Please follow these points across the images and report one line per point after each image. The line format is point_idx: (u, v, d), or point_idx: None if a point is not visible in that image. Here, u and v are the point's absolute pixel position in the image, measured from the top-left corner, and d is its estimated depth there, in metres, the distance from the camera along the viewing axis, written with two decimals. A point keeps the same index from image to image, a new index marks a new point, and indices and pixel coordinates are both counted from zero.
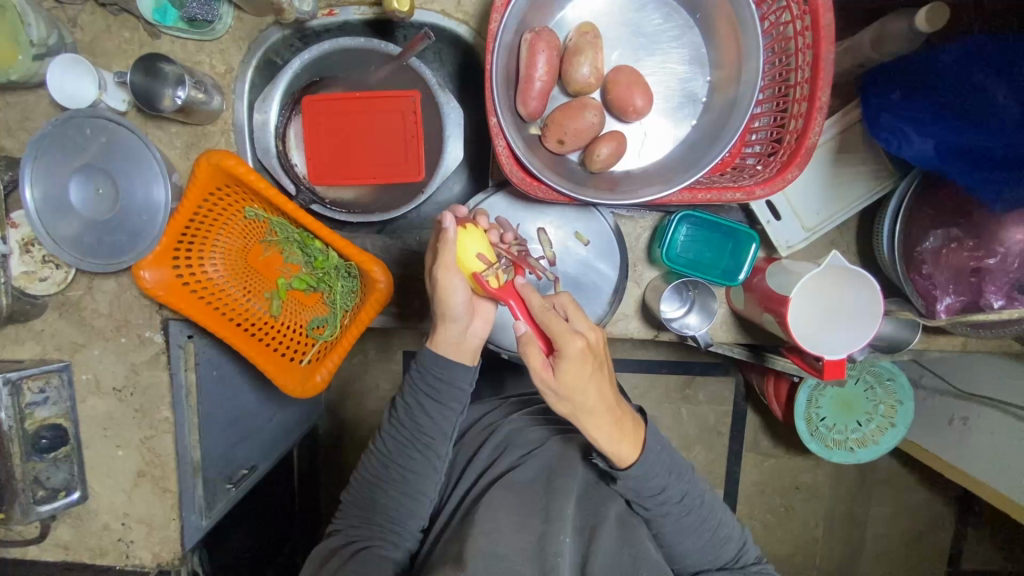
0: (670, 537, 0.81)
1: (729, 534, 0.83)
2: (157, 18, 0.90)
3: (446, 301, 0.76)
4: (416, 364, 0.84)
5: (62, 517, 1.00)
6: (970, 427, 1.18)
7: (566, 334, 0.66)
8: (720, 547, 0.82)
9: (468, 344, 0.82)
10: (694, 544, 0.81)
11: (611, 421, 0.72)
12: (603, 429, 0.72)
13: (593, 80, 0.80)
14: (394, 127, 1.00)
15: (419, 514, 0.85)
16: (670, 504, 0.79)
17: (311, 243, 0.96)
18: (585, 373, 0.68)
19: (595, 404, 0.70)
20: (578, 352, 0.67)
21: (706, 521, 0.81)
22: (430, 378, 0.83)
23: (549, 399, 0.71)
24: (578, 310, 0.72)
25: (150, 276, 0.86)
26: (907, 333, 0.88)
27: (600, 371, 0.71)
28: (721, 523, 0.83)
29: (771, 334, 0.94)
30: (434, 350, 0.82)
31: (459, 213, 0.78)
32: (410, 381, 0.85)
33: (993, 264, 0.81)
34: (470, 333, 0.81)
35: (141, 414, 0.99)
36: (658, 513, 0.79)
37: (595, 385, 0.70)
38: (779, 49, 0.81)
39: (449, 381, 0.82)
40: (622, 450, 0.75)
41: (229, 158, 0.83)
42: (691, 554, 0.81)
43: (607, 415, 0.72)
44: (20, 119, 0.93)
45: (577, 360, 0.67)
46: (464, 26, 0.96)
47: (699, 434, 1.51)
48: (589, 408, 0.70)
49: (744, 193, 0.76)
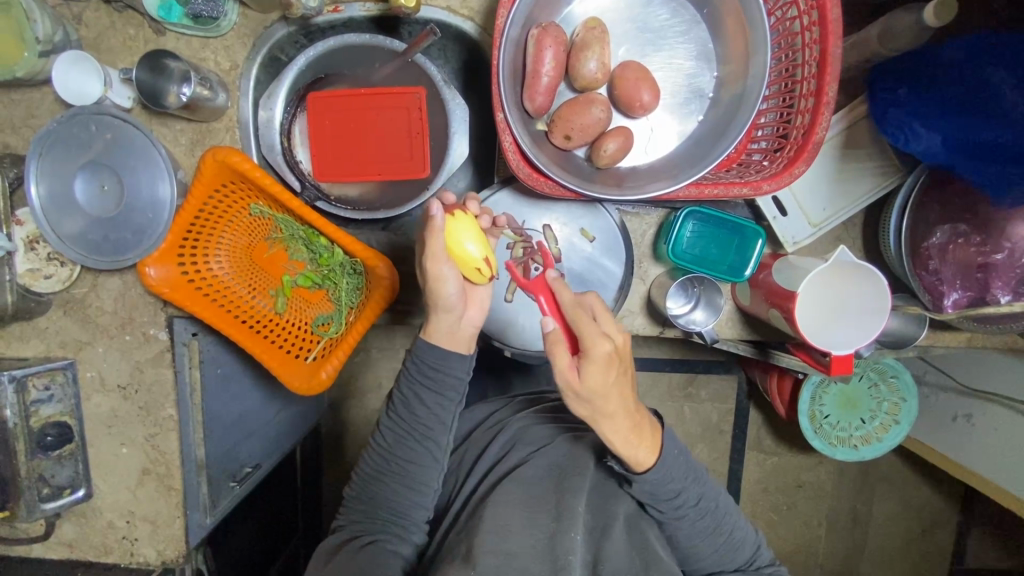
0: (684, 540, 0.81)
1: (743, 538, 0.83)
2: (162, 14, 0.89)
3: (438, 292, 0.76)
4: (411, 355, 0.84)
5: (67, 515, 1.00)
6: (975, 424, 1.18)
7: (596, 336, 0.66)
8: (734, 550, 0.81)
9: (462, 333, 0.82)
10: (708, 547, 0.80)
11: (629, 425, 0.72)
12: (620, 433, 0.72)
13: (600, 76, 0.80)
14: (399, 124, 1.00)
15: (424, 506, 0.85)
16: (686, 508, 0.79)
17: (317, 240, 0.97)
18: (609, 378, 0.67)
19: (616, 409, 0.70)
20: (605, 355, 0.66)
21: (722, 524, 0.81)
22: (424, 368, 0.82)
23: (570, 402, 0.70)
24: (605, 312, 0.71)
25: (155, 273, 0.86)
26: (914, 329, 0.88)
27: (623, 377, 0.70)
28: (735, 526, 0.82)
29: (776, 330, 0.94)
30: (428, 340, 0.81)
31: (447, 200, 0.79)
32: (406, 374, 0.84)
33: (1000, 259, 0.81)
34: (464, 322, 0.81)
35: (146, 412, 0.99)
36: (673, 516, 0.79)
37: (618, 389, 0.69)
38: (786, 45, 0.81)
39: (446, 372, 0.82)
40: (641, 454, 0.74)
41: (234, 154, 0.83)
42: (706, 558, 0.81)
43: (625, 419, 0.71)
44: (24, 116, 0.93)
45: (603, 364, 0.67)
46: (470, 22, 0.96)
47: (702, 432, 1.51)
48: (609, 413, 0.70)
49: (750, 188, 0.76)
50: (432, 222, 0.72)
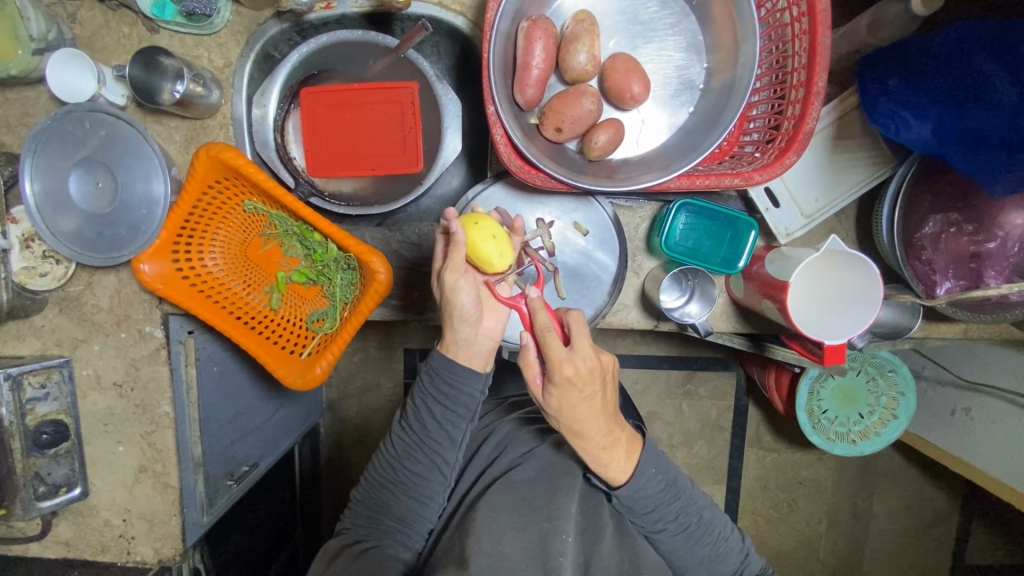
0: (669, 552, 0.80)
1: (729, 548, 0.82)
2: (155, 12, 0.90)
3: (452, 303, 0.75)
4: (426, 367, 0.83)
5: (63, 513, 1.00)
6: (973, 417, 1.17)
7: (556, 360, 0.67)
8: (718, 562, 0.81)
9: (478, 347, 0.80)
10: (692, 560, 0.80)
11: (601, 440, 0.73)
12: (591, 447, 0.73)
13: (590, 68, 0.81)
14: (392, 119, 1.01)
15: (427, 517, 0.85)
16: (666, 522, 0.78)
17: (310, 235, 0.95)
18: (573, 399, 0.69)
19: (586, 427, 0.71)
20: (566, 378, 0.68)
21: (706, 535, 0.81)
22: (438, 381, 0.81)
23: (545, 415, 0.74)
24: (585, 334, 0.70)
25: (150, 269, 0.86)
26: (907, 319, 0.90)
27: (597, 400, 0.70)
28: (722, 535, 0.82)
29: (770, 324, 0.94)
30: (443, 353, 0.80)
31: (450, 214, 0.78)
32: (420, 386, 0.84)
33: (992, 248, 0.82)
34: (481, 335, 0.79)
35: (142, 409, 0.99)
36: (654, 529, 0.79)
37: (587, 410, 0.70)
38: (775, 37, 0.82)
39: (459, 387, 0.81)
40: (613, 466, 0.75)
41: (227, 150, 0.83)
42: (691, 569, 0.81)
43: (596, 436, 0.72)
44: (20, 115, 0.94)
45: (565, 386, 0.68)
46: (461, 17, 0.97)
47: (701, 429, 1.50)
48: (577, 430, 0.72)
49: (742, 178, 0.76)
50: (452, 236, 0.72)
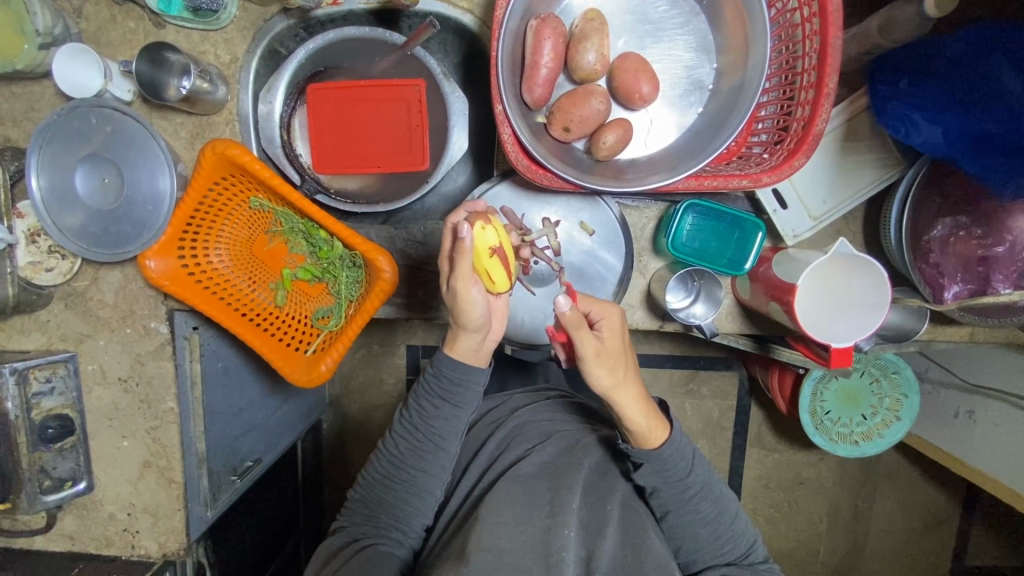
0: (678, 530, 0.80)
1: (740, 527, 0.81)
2: (162, 7, 0.89)
3: (467, 312, 0.75)
4: (430, 367, 0.83)
5: (68, 507, 1.00)
6: (976, 420, 1.17)
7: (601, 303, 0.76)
8: (727, 542, 0.79)
9: (485, 349, 0.81)
10: (705, 536, 0.79)
11: (644, 395, 0.76)
12: (639, 402, 0.75)
13: (599, 68, 0.80)
14: (398, 116, 1.00)
15: (423, 513, 0.85)
16: (693, 495, 0.78)
17: (316, 233, 0.95)
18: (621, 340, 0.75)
19: (632, 377, 0.75)
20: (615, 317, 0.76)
21: (721, 517, 0.79)
22: (444, 383, 0.82)
23: (600, 380, 0.74)
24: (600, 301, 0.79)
25: (156, 265, 0.85)
26: (915, 322, 0.91)
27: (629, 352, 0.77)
28: (736, 517, 0.81)
29: (776, 325, 0.94)
30: (452, 356, 0.81)
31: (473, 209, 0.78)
32: (423, 385, 0.84)
33: (1001, 252, 0.80)
34: (488, 339, 0.81)
35: (146, 405, 0.99)
36: (674, 502, 0.78)
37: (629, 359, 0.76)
38: (786, 37, 0.81)
39: (465, 382, 0.82)
40: (654, 427, 0.76)
41: (234, 147, 0.82)
42: (701, 547, 0.79)
43: (643, 390, 0.76)
44: (25, 110, 0.93)
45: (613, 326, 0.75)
46: (469, 14, 0.97)
47: (703, 428, 1.50)
48: (629, 380, 0.75)
49: (750, 179, 0.76)
50: (462, 246, 0.69)
